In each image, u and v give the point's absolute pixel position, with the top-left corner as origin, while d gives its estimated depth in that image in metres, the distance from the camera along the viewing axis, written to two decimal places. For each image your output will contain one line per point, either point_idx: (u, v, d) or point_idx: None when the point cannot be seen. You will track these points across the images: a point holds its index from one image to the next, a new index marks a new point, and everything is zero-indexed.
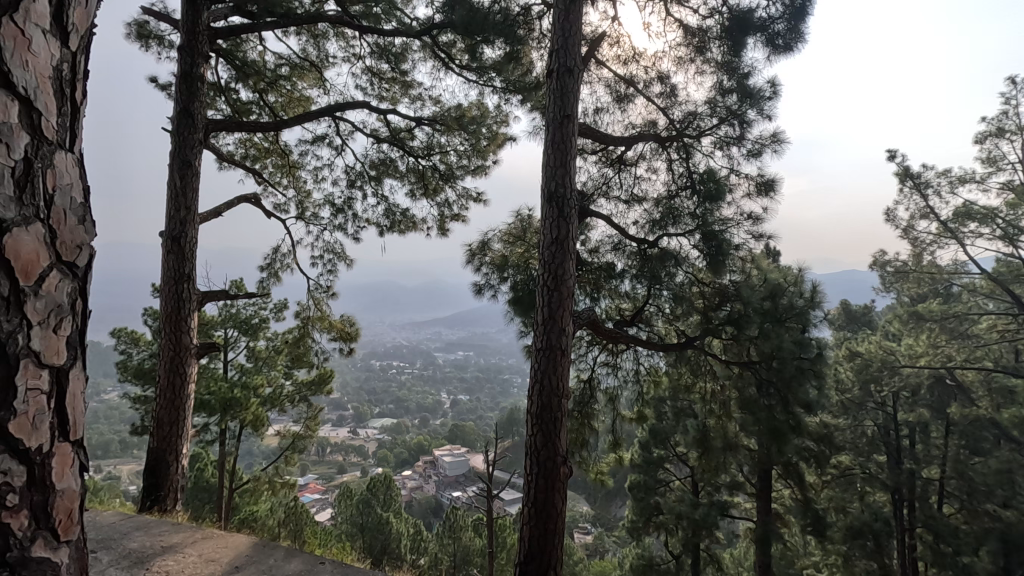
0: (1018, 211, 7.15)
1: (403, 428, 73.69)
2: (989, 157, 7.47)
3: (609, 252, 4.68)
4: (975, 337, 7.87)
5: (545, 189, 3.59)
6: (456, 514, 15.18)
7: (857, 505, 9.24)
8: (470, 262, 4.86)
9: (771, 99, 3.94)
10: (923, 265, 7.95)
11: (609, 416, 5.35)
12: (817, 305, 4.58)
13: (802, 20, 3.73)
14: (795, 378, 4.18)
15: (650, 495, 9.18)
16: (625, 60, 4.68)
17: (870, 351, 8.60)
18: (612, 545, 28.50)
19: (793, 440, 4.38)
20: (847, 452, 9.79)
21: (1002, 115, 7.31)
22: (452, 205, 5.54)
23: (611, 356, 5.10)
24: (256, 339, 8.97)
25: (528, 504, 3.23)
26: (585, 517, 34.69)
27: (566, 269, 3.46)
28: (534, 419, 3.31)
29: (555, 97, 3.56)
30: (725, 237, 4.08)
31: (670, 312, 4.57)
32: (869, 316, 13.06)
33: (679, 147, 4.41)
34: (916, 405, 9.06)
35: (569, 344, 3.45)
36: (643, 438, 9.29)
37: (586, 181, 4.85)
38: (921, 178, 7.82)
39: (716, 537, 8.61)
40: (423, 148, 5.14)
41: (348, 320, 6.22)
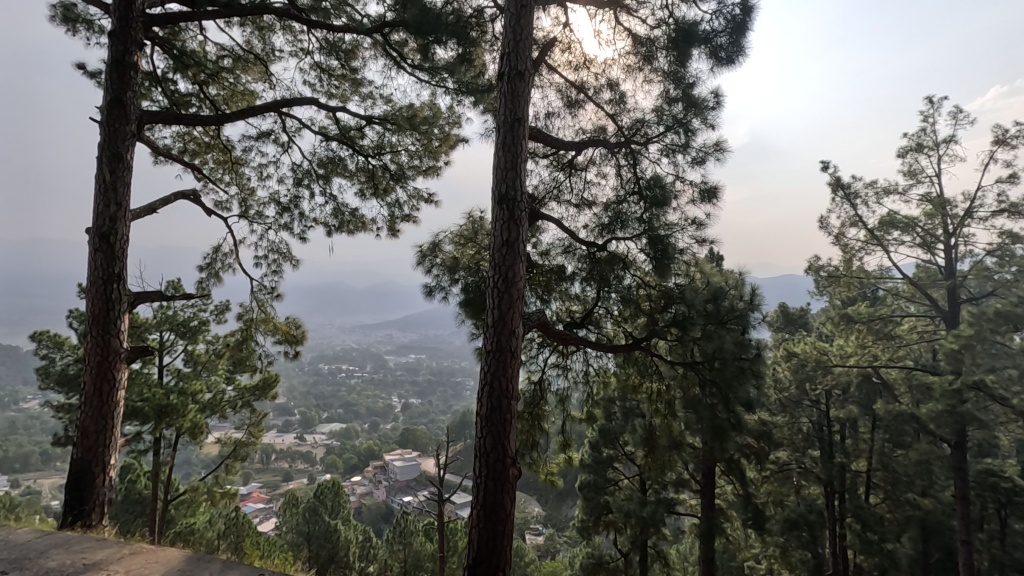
0: (935, 221, 7.72)
1: (354, 433, 72.19)
2: (911, 169, 8.05)
3: (559, 255, 4.82)
4: (898, 337, 8.42)
5: (495, 192, 3.59)
6: (406, 519, 14.94)
7: (793, 498, 9.68)
8: (421, 263, 4.81)
9: (714, 108, 4.11)
10: (852, 270, 8.41)
11: (559, 418, 5.41)
12: (756, 308, 4.80)
13: (743, 35, 3.89)
14: (736, 378, 4.26)
15: (599, 494, 9.33)
16: (575, 66, 4.77)
17: (806, 351, 8.83)
18: (562, 545, 28.96)
19: (734, 437, 4.50)
20: (785, 447, 10.23)
21: (921, 131, 7.90)
22: (403, 205, 5.48)
23: (562, 358, 5.16)
24: (194, 342, 8.54)
25: (477, 508, 3.19)
26: (537, 517, 35.06)
27: (516, 271, 3.47)
28: (483, 420, 3.30)
29: (506, 99, 3.58)
30: (670, 241, 4.22)
31: (618, 314, 4.69)
32: (804, 317, 13.78)
33: (627, 153, 4.54)
34: (846, 402, 9.60)
35: (519, 346, 3.47)
36: (593, 439, 9.47)
37: (537, 184, 4.91)
38: (851, 189, 8.32)
39: (663, 533, 8.86)
40: (374, 147, 5.05)
41: (293, 322, 5.99)
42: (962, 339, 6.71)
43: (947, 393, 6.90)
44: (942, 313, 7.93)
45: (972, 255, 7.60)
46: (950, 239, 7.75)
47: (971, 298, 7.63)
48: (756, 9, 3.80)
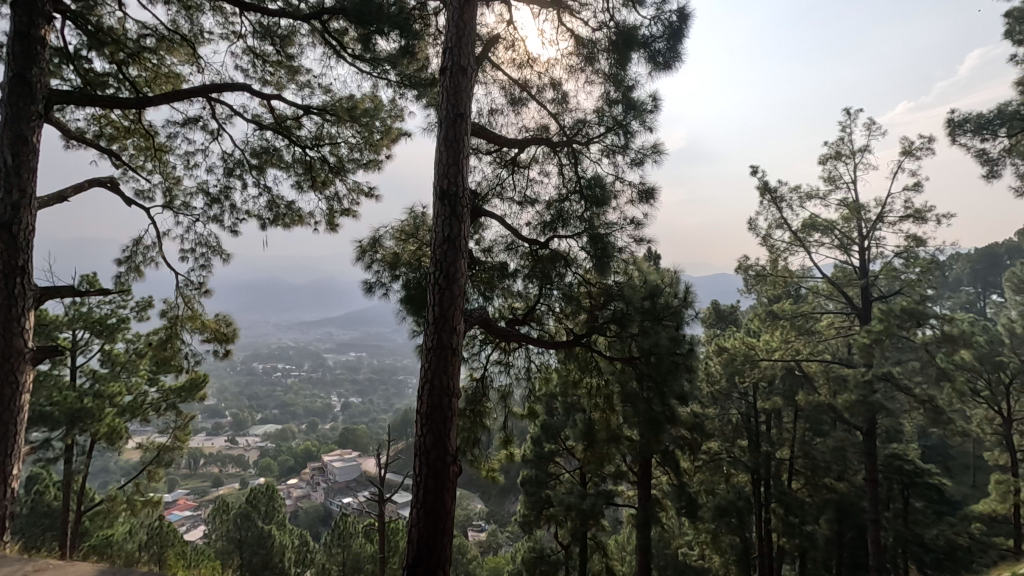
0: (852, 224, 8.30)
1: (290, 434, 69.73)
2: (830, 176, 8.63)
3: (502, 252, 4.84)
4: (818, 333, 8.85)
5: (437, 187, 3.53)
6: (345, 521, 14.59)
7: (723, 487, 10.14)
8: (361, 259, 4.70)
9: (653, 112, 4.25)
10: (778, 269, 8.92)
11: (501, 414, 5.43)
12: (689, 305, 5.03)
13: (679, 41, 4.03)
14: (671, 372, 4.43)
15: (541, 488, 9.45)
16: (519, 63, 4.77)
17: (735, 346, 9.27)
18: (504, 540, 29.23)
19: (669, 429, 4.66)
20: (716, 438, 10.69)
21: (839, 140, 8.48)
22: (342, 199, 5.32)
23: (504, 354, 5.16)
24: (112, 341, 7.95)
25: (417, 507, 3.14)
26: (479, 514, 35.17)
27: (458, 268, 3.43)
28: (423, 418, 3.24)
29: (448, 94, 3.53)
30: (609, 240, 4.35)
31: (560, 311, 4.74)
32: (734, 314, 14.48)
33: (569, 152, 4.60)
34: (772, 394, 10.16)
35: (460, 343, 3.44)
36: (535, 434, 9.57)
37: (480, 181, 4.91)
38: (777, 193, 8.82)
39: (602, 524, 9.06)
40: (312, 138, 4.86)
41: (223, 319, 5.68)
42: (873, 334, 7.26)
43: (860, 384, 7.44)
44: (857, 310, 8.47)
45: (883, 256, 8.22)
46: (863, 241, 8.35)
47: (881, 296, 8.26)
48: (692, 17, 3.94)
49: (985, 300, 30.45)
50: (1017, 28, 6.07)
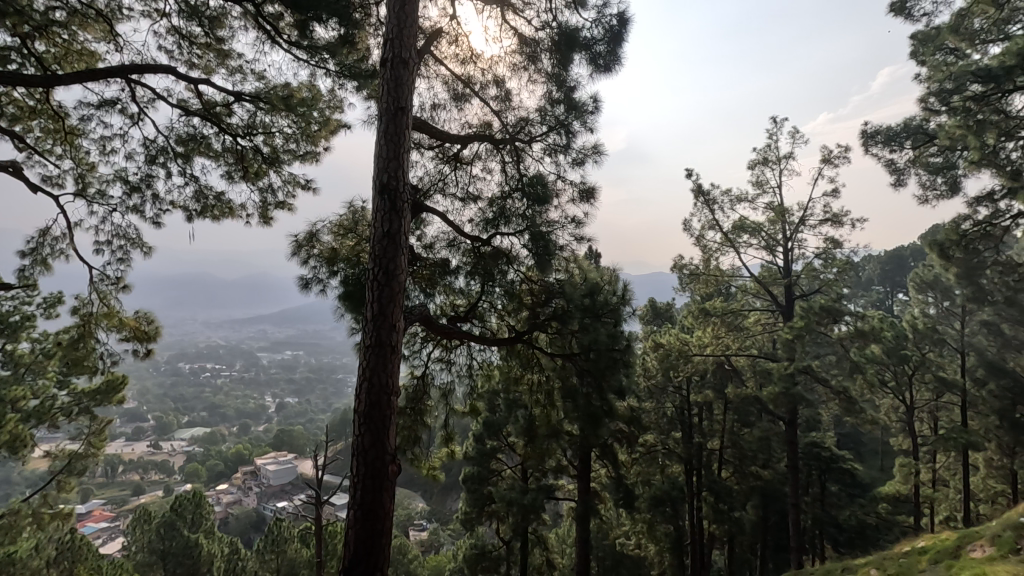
0: (777, 226, 8.81)
1: (220, 437, 66.32)
2: (758, 180, 9.11)
3: (443, 249, 4.81)
4: (746, 329, 9.32)
5: (377, 181, 3.44)
6: (279, 526, 14.07)
7: (659, 477, 10.50)
8: (297, 254, 4.54)
9: (593, 113, 4.37)
10: (710, 268, 9.34)
11: (442, 412, 5.39)
12: (627, 302, 5.19)
13: (618, 45, 4.14)
14: (609, 367, 4.56)
15: (482, 485, 9.46)
16: (462, 59, 4.74)
17: (670, 342, 9.61)
18: (445, 539, 29.14)
19: (607, 423, 4.77)
20: (652, 431, 11.06)
21: (766, 147, 8.97)
22: (276, 191, 5.10)
23: (445, 352, 5.11)
24: (15, 341, 7.26)
25: (354, 508, 3.05)
26: (420, 513, 34.81)
27: (398, 264, 3.35)
28: (361, 417, 3.15)
29: (389, 86, 3.45)
30: (551, 238, 4.42)
31: (502, 308, 4.75)
32: (670, 311, 15.05)
33: (511, 150, 4.62)
34: (704, 387, 10.62)
35: (400, 340, 3.37)
36: (477, 431, 9.59)
37: (422, 176, 4.85)
38: (710, 196, 9.22)
39: (543, 518, 9.18)
40: (244, 126, 4.62)
41: (144, 317, 5.30)
42: (795, 330, 7.75)
43: (783, 376, 7.90)
44: (780, 307, 9.01)
45: (805, 257, 8.75)
46: (787, 242, 8.88)
47: (802, 295, 8.82)
48: (631, 22, 4.06)
49: (892, 298, 33.16)
50: (921, 49, 6.62)
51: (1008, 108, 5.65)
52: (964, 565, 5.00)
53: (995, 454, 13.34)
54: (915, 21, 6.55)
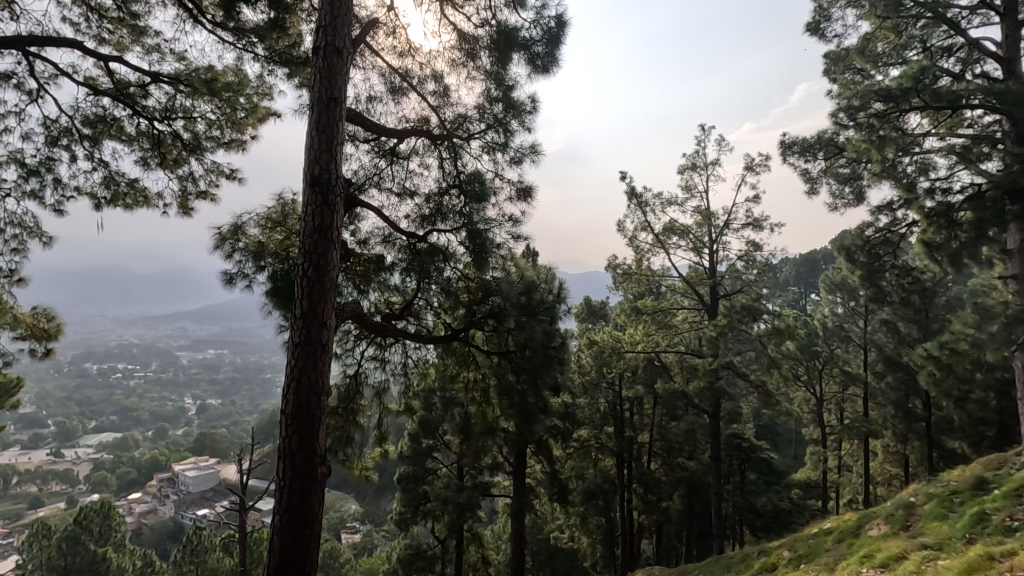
0: (703, 229, 9.25)
1: (132, 443, 61.73)
2: (687, 185, 9.52)
3: (378, 244, 4.71)
4: (674, 327, 9.73)
5: (307, 173, 3.32)
6: (199, 535, 13.30)
7: (592, 471, 10.77)
8: (220, 248, 4.31)
9: (531, 113, 4.43)
10: (642, 268, 9.68)
11: (376, 412, 5.28)
12: (563, 300, 5.31)
13: (556, 47, 4.20)
14: (543, 365, 4.58)
15: (418, 485, 9.33)
16: (400, 52, 4.66)
17: (604, 339, 9.88)
18: (379, 540, 28.66)
19: (542, 420, 4.80)
20: (586, 426, 11.32)
21: (695, 152, 9.38)
22: (198, 180, 4.81)
23: (379, 350, 5.00)
24: None
25: (280, 513, 2.93)
26: (353, 515, 34.00)
27: (329, 259, 3.24)
28: (289, 418, 3.03)
29: (321, 76, 3.33)
30: (487, 235, 4.44)
31: (438, 305, 4.71)
32: (604, 309, 15.48)
33: (449, 147, 4.59)
34: (635, 382, 10.99)
35: (331, 338, 3.26)
36: (412, 430, 9.47)
37: (357, 169, 4.73)
38: (642, 198, 9.54)
39: (478, 515, 9.19)
40: (161, 110, 4.32)
41: (45, 313, 4.88)
42: (718, 327, 8.18)
43: (707, 372, 8.32)
44: (705, 306, 9.46)
45: (728, 259, 9.25)
46: (712, 245, 9.34)
47: (726, 294, 9.30)
48: (569, 25, 4.13)
49: (806, 298, 35.73)
50: (833, 68, 7.09)
51: (904, 126, 6.21)
52: (863, 543, 5.46)
53: (891, 440, 14.69)
54: (828, 41, 7.05)
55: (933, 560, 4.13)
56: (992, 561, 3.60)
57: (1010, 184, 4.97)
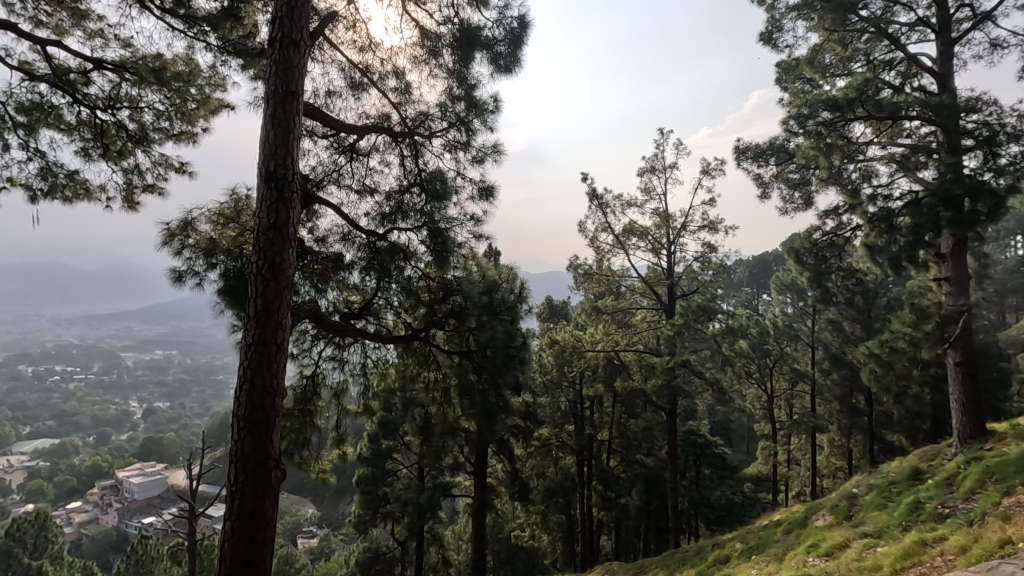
0: (662, 231, 9.45)
1: (72, 449, 58.50)
2: (647, 187, 9.71)
3: (337, 242, 4.61)
4: (633, 326, 9.91)
5: (261, 169, 3.21)
6: (145, 544, 12.74)
7: (553, 469, 10.86)
8: (168, 244, 4.13)
9: (493, 112, 4.42)
10: (602, 268, 9.82)
11: (334, 413, 5.17)
12: (525, 300, 5.32)
13: (519, 47, 4.21)
14: (505, 364, 4.59)
15: (377, 487, 9.17)
16: (360, 46, 4.57)
17: (565, 338, 9.98)
18: (338, 544, 28.14)
19: (503, 419, 4.80)
20: (547, 425, 11.41)
21: (654, 156, 9.58)
22: (145, 173, 4.61)
23: (338, 350, 4.89)
24: None
25: (231, 520, 2.83)
26: (310, 519, 33.25)
27: (285, 257, 3.15)
28: (241, 422, 2.92)
29: (276, 68, 3.23)
30: (449, 234, 4.41)
31: (398, 305, 4.64)
32: (565, 309, 15.64)
33: (410, 144, 4.53)
34: (595, 381, 11.13)
35: (286, 338, 3.17)
36: (372, 431, 9.32)
37: (315, 165, 4.62)
38: (603, 200, 9.68)
39: (439, 516, 9.12)
40: (104, 98, 4.11)
41: None
42: (676, 326, 8.37)
43: (665, 370, 8.52)
44: (664, 306, 9.67)
45: (685, 260, 9.48)
46: (670, 246, 9.55)
47: (683, 294, 9.53)
48: (531, 26, 4.15)
49: (758, 298, 37.06)
50: (784, 77, 7.31)
51: (850, 135, 6.51)
52: (810, 533, 5.70)
53: (837, 435, 15.35)
54: (780, 51, 7.31)
55: (873, 548, 4.35)
56: (925, 547, 3.82)
57: (945, 191, 5.29)
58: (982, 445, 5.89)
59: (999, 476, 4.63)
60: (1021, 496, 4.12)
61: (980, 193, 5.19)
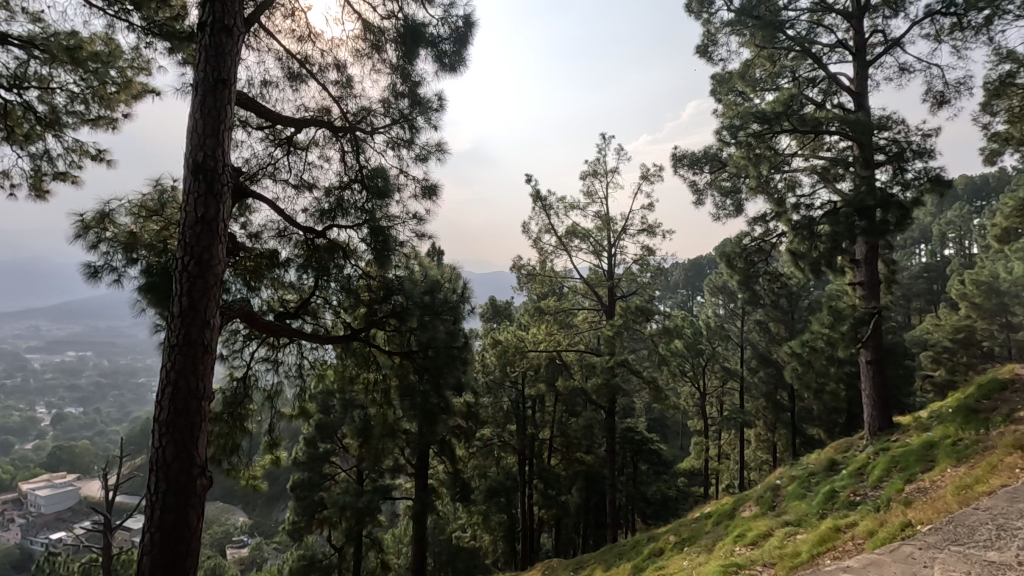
0: (603, 233, 9.67)
1: None
2: (589, 191, 9.91)
3: (272, 239, 4.43)
4: (575, 326, 10.08)
5: (189, 160, 3.04)
6: (53, 562, 11.74)
7: (494, 469, 10.88)
8: (82, 237, 3.82)
9: (437, 111, 4.38)
10: (545, 269, 9.93)
11: (266, 416, 4.95)
12: (467, 300, 5.29)
13: (463, 46, 4.19)
14: (446, 365, 4.59)
15: (313, 492, 8.87)
16: (299, 36, 4.41)
17: (508, 338, 10.02)
18: (271, 552, 27.04)
19: (442, 419, 4.82)
20: (489, 425, 11.41)
21: (596, 160, 9.79)
22: (56, 160, 4.25)
23: (272, 351, 4.68)
24: None
25: (151, 532, 2.66)
26: (241, 528, 31.81)
27: (214, 253, 2.99)
28: (164, 427, 2.75)
29: (207, 54, 3.06)
30: (390, 233, 4.33)
31: (337, 304, 4.50)
32: (508, 309, 15.72)
33: (351, 140, 4.41)
34: (537, 381, 11.24)
35: (215, 339, 3.01)
36: (308, 435, 9.01)
37: (249, 158, 4.41)
38: (547, 202, 9.79)
39: (378, 520, 8.93)
40: (9, 76, 3.76)
41: None
42: (615, 327, 8.58)
43: (604, 369, 8.72)
44: (604, 307, 9.90)
45: (625, 262, 9.74)
46: (611, 248, 9.79)
47: (622, 295, 9.79)
48: (476, 26, 4.15)
49: (693, 300, 38.69)
50: (718, 90, 7.65)
51: (777, 147, 6.90)
52: (737, 523, 6.01)
53: (763, 429, 16.23)
54: (715, 64, 7.65)
55: (794, 535, 4.64)
56: (839, 532, 4.11)
57: (860, 203, 5.70)
58: (888, 437, 6.39)
59: (902, 465, 5.05)
60: (921, 483, 4.51)
61: (889, 205, 5.65)
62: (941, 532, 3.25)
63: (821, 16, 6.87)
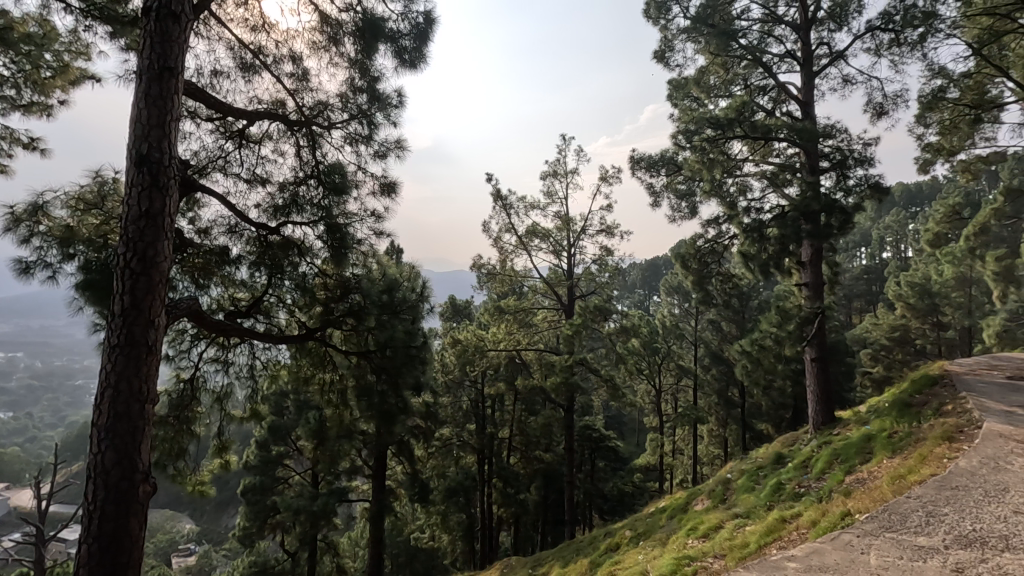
0: (562, 233, 9.75)
1: None
2: (549, 191, 9.97)
3: (222, 235, 4.27)
4: (534, 325, 10.13)
5: (133, 151, 2.89)
6: None
7: (453, 469, 10.82)
8: (12, 230, 3.58)
9: (396, 107, 4.32)
10: (506, 268, 9.94)
11: (215, 419, 4.76)
12: (426, 299, 5.26)
13: (423, 43, 4.15)
14: (405, 364, 4.54)
15: (265, 496, 8.59)
16: (252, 26, 4.27)
17: (467, 337, 9.99)
18: (219, 560, 26.07)
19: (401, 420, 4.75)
20: (448, 425, 11.33)
21: (556, 160, 9.86)
22: None
23: (221, 351, 4.50)
24: None
25: (89, 543, 2.52)
26: (188, 535, 30.54)
27: (159, 248, 2.85)
28: (103, 432, 2.61)
29: (152, 41, 2.92)
30: (347, 230, 4.24)
31: (291, 303, 4.38)
32: (468, 309, 15.67)
33: (307, 134, 4.30)
34: (497, 380, 11.25)
35: (160, 339, 2.87)
36: (260, 437, 8.73)
37: (198, 150, 4.24)
38: (507, 201, 9.81)
39: (333, 523, 8.74)
40: None
41: None
42: (574, 326, 8.67)
43: (563, 368, 8.80)
44: (563, 306, 9.99)
45: (584, 262, 9.86)
46: (570, 248, 9.88)
47: (580, 295, 9.91)
48: (437, 23, 4.12)
49: (649, 300, 39.57)
50: (674, 95, 7.84)
51: (730, 152, 7.12)
52: (691, 517, 6.18)
53: (715, 425, 16.76)
54: (672, 69, 7.83)
55: (743, 526, 4.81)
56: (784, 523, 4.29)
57: (806, 207, 5.96)
58: (831, 431, 6.71)
59: (844, 457, 5.31)
60: (859, 474, 4.75)
61: (833, 209, 5.92)
62: (878, 520, 3.44)
63: (772, 27, 7.14)
